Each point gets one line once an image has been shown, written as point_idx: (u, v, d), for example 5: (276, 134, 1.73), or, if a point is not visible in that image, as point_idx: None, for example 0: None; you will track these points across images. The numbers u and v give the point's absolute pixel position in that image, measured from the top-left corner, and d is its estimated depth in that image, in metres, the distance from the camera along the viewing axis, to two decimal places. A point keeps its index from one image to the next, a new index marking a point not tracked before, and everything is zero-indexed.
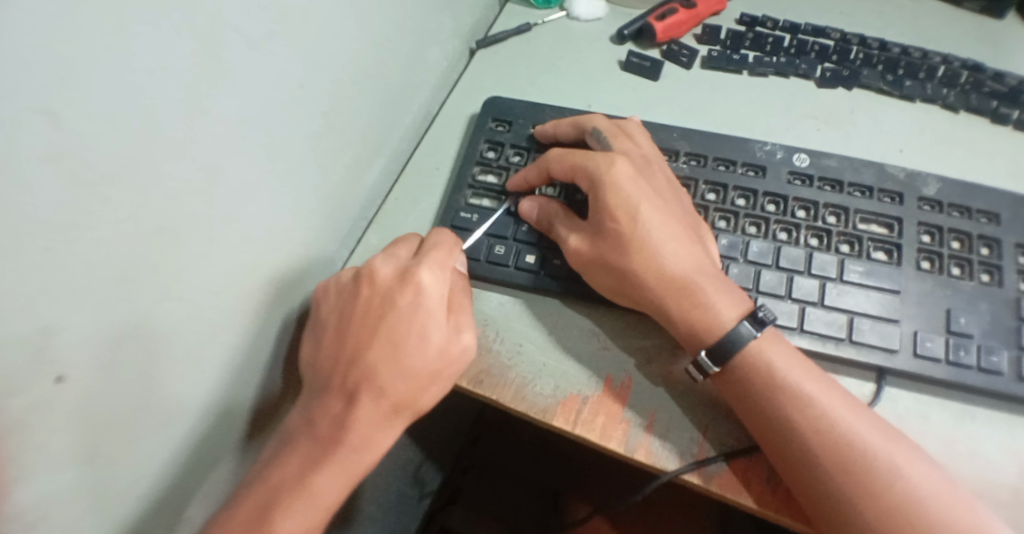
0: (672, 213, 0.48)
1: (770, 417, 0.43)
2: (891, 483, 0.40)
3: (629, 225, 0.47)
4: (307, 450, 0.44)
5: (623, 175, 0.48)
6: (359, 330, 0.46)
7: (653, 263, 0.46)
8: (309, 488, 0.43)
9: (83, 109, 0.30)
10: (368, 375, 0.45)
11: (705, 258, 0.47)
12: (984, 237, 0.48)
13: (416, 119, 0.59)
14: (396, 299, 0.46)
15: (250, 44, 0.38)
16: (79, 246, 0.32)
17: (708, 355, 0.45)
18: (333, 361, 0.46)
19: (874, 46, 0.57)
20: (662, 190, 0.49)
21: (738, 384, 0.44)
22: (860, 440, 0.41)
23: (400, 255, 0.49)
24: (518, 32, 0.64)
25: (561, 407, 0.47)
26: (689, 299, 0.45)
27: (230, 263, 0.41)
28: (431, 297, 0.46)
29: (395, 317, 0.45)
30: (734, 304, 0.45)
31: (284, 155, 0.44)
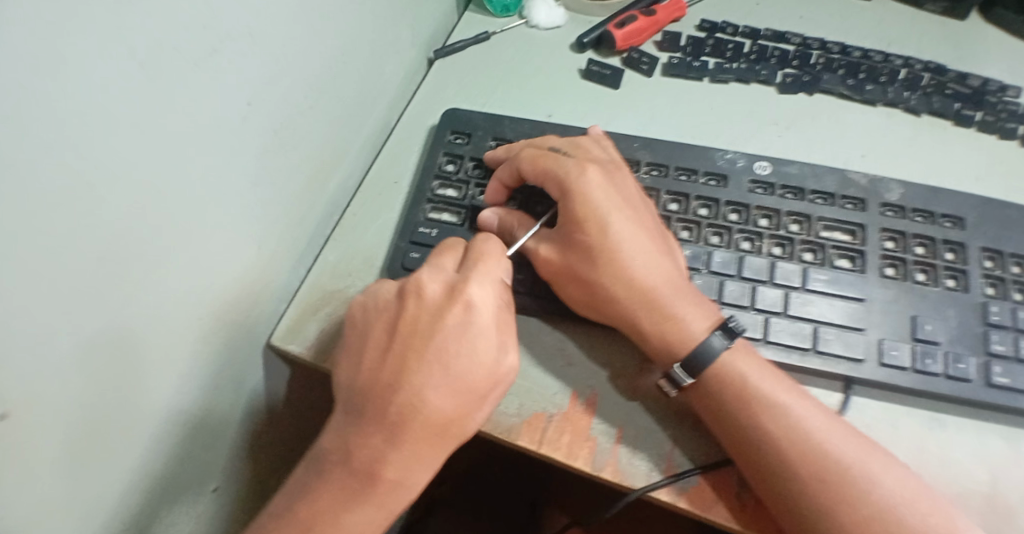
0: (639, 220, 0.46)
1: (743, 431, 0.42)
2: (866, 493, 0.39)
3: (598, 236, 0.45)
4: (342, 483, 0.39)
5: (594, 181, 0.46)
6: (400, 352, 0.40)
7: (622, 273, 0.45)
8: (346, 524, 0.39)
9: (16, 140, 0.28)
10: (416, 401, 0.39)
11: (673, 267, 0.46)
12: (949, 241, 0.47)
13: (373, 132, 0.57)
14: (444, 318, 0.40)
15: (195, 64, 0.37)
16: (11, 283, 0.30)
17: (681, 368, 0.43)
18: (365, 388, 0.40)
19: (835, 51, 0.57)
20: (632, 196, 0.47)
21: (710, 397, 0.43)
22: (834, 450, 0.40)
23: (446, 267, 0.43)
24: (477, 41, 0.63)
25: (526, 426, 0.45)
26: (659, 313, 0.44)
27: (175, 291, 0.39)
28: (484, 311, 0.41)
29: (442, 337, 0.40)
30: (705, 314, 0.45)
31: (233, 176, 0.42)
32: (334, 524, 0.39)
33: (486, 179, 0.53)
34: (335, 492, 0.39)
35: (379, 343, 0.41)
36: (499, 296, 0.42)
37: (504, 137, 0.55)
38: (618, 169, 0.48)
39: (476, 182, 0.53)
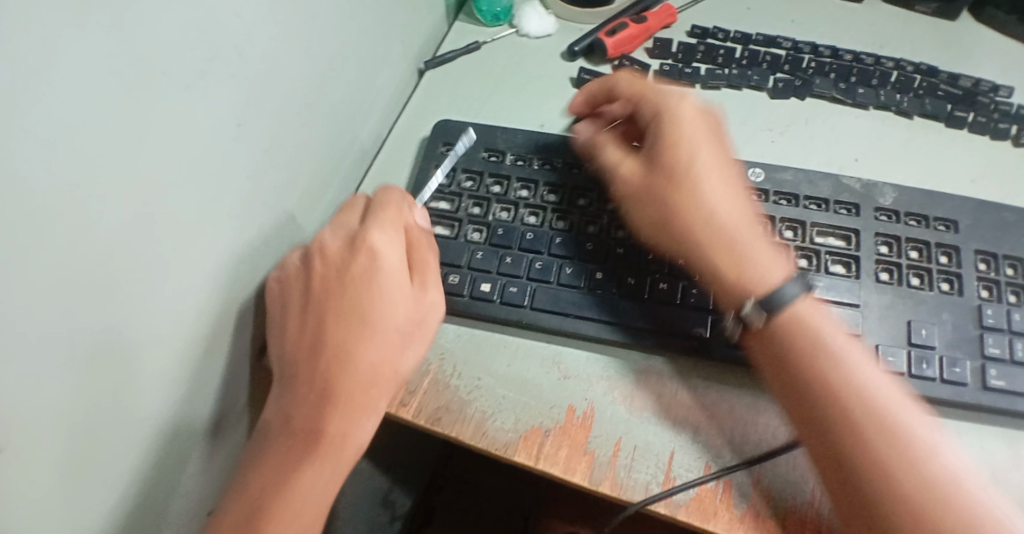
0: (740, 174, 0.49)
1: (801, 379, 0.42)
2: (918, 459, 0.38)
3: (677, 156, 0.48)
4: (285, 450, 0.42)
5: (690, 112, 0.50)
6: (317, 310, 0.45)
7: (703, 193, 0.47)
8: (295, 489, 0.41)
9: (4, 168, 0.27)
10: (340, 353, 0.43)
11: (748, 207, 0.48)
12: (943, 245, 0.47)
13: (365, 145, 0.57)
14: (351, 265, 0.46)
15: (183, 84, 0.36)
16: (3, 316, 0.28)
17: (753, 303, 0.44)
18: (296, 348, 0.44)
19: (826, 55, 0.57)
20: (719, 138, 0.50)
21: (772, 341, 0.43)
22: (891, 412, 0.40)
23: (349, 222, 0.49)
24: (467, 52, 0.63)
25: (523, 441, 0.45)
26: (734, 242, 0.46)
27: (173, 314, 0.38)
28: (388, 258, 0.46)
29: (354, 286, 0.45)
30: (773, 264, 0.45)
31: (227, 195, 0.41)
32: (285, 492, 0.41)
33: (479, 190, 0.53)
34: (284, 457, 0.42)
35: (296, 307, 0.45)
36: (401, 242, 0.48)
37: (497, 147, 0.55)
38: (722, 124, 0.52)
39: (469, 194, 0.53)
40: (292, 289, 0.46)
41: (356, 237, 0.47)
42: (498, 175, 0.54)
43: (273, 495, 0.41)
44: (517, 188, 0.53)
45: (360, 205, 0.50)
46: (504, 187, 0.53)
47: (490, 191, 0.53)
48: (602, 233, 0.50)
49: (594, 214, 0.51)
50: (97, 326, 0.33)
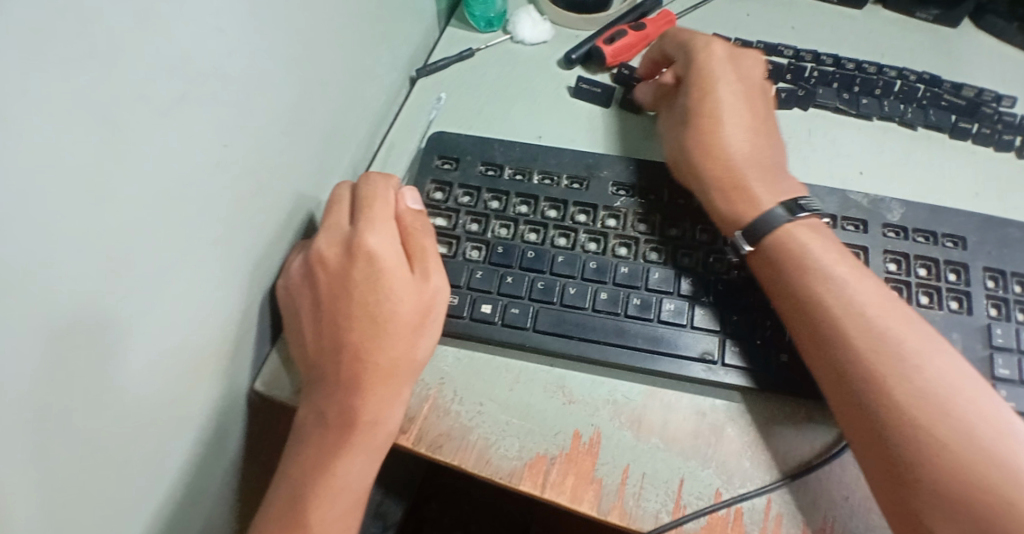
0: (756, 112, 0.50)
1: (825, 343, 0.42)
2: (944, 418, 0.38)
3: (698, 99, 0.50)
4: (321, 439, 0.43)
5: (717, 59, 0.51)
6: (329, 314, 0.45)
7: (713, 133, 0.49)
8: (337, 471, 0.43)
9: None
10: (353, 353, 0.44)
11: (763, 149, 0.49)
12: (952, 262, 0.47)
13: (354, 160, 0.55)
14: (353, 271, 0.45)
15: (161, 110, 0.34)
16: None
17: (742, 235, 0.46)
18: (314, 338, 0.45)
19: (828, 64, 0.56)
20: (750, 86, 0.51)
21: (792, 296, 0.44)
22: (918, 373, 0.39)
23: (342, 224, 0.48)
24: (460, 58, 0.60)
25: (528, 469, 0.44)
26: (732, 180, 0.48)
27: (153, 349, 0.37)
28: (382, 258, 0.45)
29: (360, 289, 0.45)
30: (781, 188, 0.48)
31: (211, 221, 0.40)
32: (330, 474, 0.43)
33: (477, 206, 0.51)
34: (321, 441, 0.43)
35: (308, 307, 0.46)
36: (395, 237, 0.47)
37: (494, 161, 0.53)
38: (752, 71, 0.52)
39: (467, 210, 0.51)
40: (298, 295, 0.46)
41: (349, 240, 0.46)
42: (497, 190, 0.52)
43: (317, 482, 0.43)
44: (517, 204, 0.51)
45: (347, 199, 0.49)
46: (502, 202, 0.51)
47: (488, 206, 0.51)
48: (603, 250, 0.49)
49: (595, 229, 0.49)
50: (62, 381, 0.32)
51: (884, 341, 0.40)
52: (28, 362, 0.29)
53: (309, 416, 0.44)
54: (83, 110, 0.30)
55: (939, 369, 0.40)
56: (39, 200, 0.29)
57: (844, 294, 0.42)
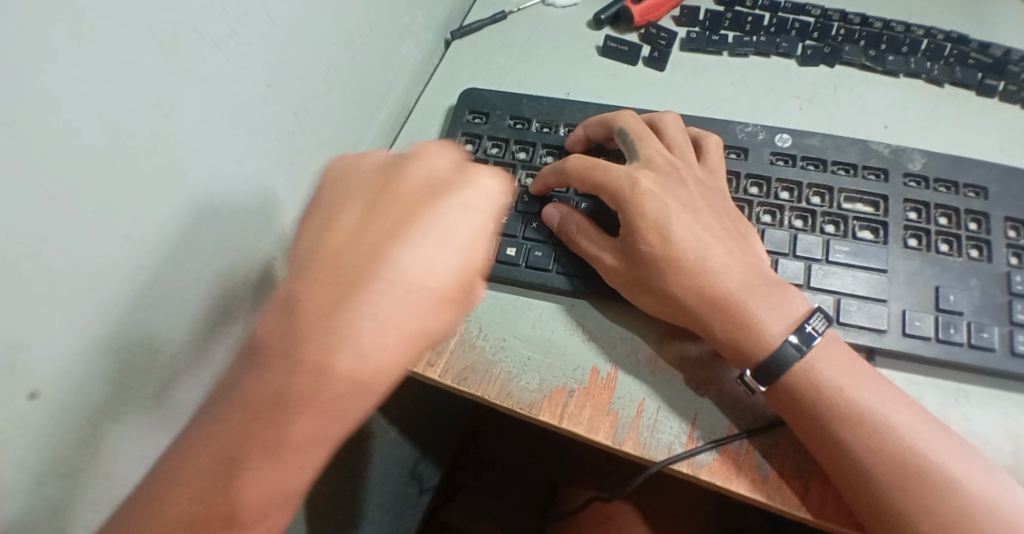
0: (703, 194, 0.48)
1: (825, 437, 0.41)
2: (945, 498, 0.39)
3: (642, 215, 0.46)
4: (284, 386, 0.36)
5: (648, 192, 0.46)
6: (376, 232, 0.39)
7: (693, 280, 0.44)
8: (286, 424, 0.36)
9: (39, 119, 0.30)
10: (388, 283, 0.37)
11: (750, 266, 0.45)
12: (972, 212, 0.48)
13: (391, 115, 0.58)
14: (451, 191, 0.40)
15: (212, 43, 0.38)
16: (44, 259, 0.32)
17: (753, 376, 0.43)
18: (326, 263, 0.38)
19: (856, 22, 0.57)
20: (693, 201, 0.47)
21: (791, 397, 0.42)
22: (917, 453, 0.40)
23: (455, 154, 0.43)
24: (494, 21, 0.63)
25: (547, 401, 0.46)
26: (733, 319, 0.44)
27: (201, 267, 0.41)
28: (488, 206, 0.40)
29: (443, 215, 0.39)
30: (788, 309, 0.43)
31: (255, 154, 0.43)
32: (277, 429, 0.36)
33: (505, 156, 0.54)
34: (278, 390, 0.36)
35: (364, 221, 0.40)
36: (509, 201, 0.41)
37: (522, 115, 0.55)
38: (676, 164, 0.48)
39: (496, 160, 0.53)
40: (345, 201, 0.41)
41: (465, 167, 0.42)
42: (524, 142, 0.54)
43: (257, 435, 0.36)
44: (543, 155, 0.53)
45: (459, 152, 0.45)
46: (529, 153, 0.54)
47: (516, 157, 0.53)
48: None
49: None
50: (119, 279, 0.36)
51: (882, 425, 0.41)
52: (87, 254, 0.33)
53: (270, 355, 0.37)
54: (143, 40, 0.34)
55: (885, 403, 0.41)
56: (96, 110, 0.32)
57: (837, 383, 0.42)
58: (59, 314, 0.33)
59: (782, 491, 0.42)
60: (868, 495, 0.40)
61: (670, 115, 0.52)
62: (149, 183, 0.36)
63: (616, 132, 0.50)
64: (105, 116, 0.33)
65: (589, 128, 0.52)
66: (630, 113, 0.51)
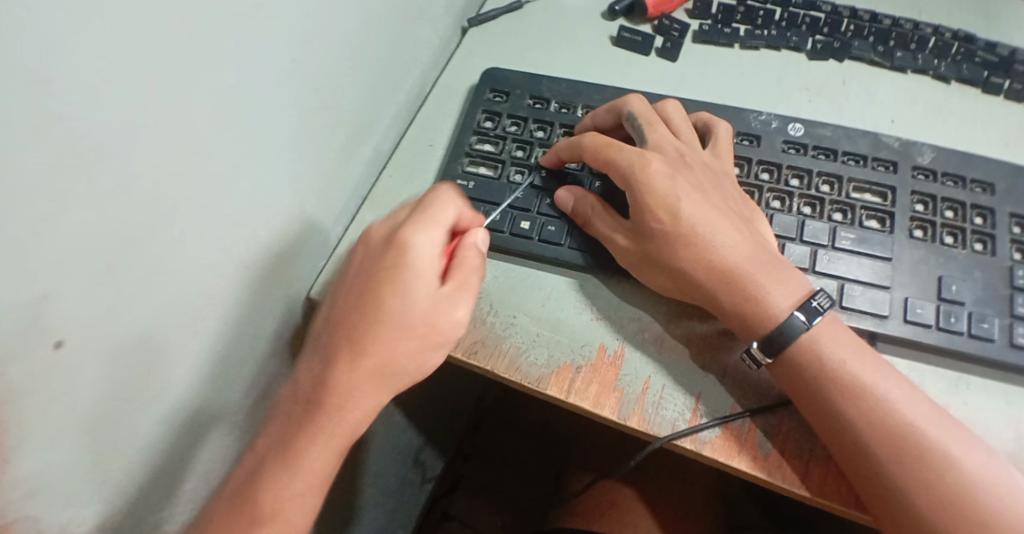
0: (709, 176, 0.49)
1: (828, 413, 0.42)
2: (944, 473, 0.40)
3: (650, 193, 0.47)
4: (290, 420, 0.42)
5: (658, 173, 0.47)
6: (351, 289, 0.44)
7: (702, 256, 0.45)
8: (295, 458, 0.41)
9: (76, 78, 0.31)
10: (356, 347, 0.42)
11: (756, 244, 0.46)
12: (978, 206, 0.49)
13: (408, 97, 0.59)
14: (382, 260, 0.44)
15: (240, 15, 0.39)
16: (73, 214, 0.32)
17: (760, 347, 0.44)
18: (316, 338, 0.44)
19: (866, 19, 0.59)
20: (700, 182, 0.48)
21: (796, 374, 0.43)
22: (918, 429, 0.41)
23: (403, 212, 0.47)
24: (510, 9, 0.64)
25: (555, 376, 0.47)
26: (740, 292, 0.45)
27: (222, 238, 0.42)
28: (422, 256, 0.43)
29: (365, 281, 0.44)
30: (792, 285, 0.45)
31: (276, 126, 0.44)
32: (289, 466, 0.41)
33: (523, 134, 0.55)
34: (291, 420, 0.42)
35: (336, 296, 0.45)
36: (440, 238, 0.44)
37: (542, 95, 0.56)
38: (684, 148, 0.50)
39: (514, 138, 0.55)
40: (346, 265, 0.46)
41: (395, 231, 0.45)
42: (543, 121, 0.55)
43: (277, 457, 0.42)
44: (559, 135, 0.55)
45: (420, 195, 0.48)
46: (546, 132, 0.55)
47: (534, 135, 0.55)
48: None
49: None
50: (142, 237, 0.36)
51: (884, 403, 0.41)
52: (113, 213, 0.34)
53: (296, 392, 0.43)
54: (176, 9, 0.35)
55: (886, 378, 0.42)
56: (130, 74, 0.33)
57: (839, 361, 0.43)
58: (84, 269, 0.34)
59: (782, 469, 0.43)
60: (869, 469, 0.41)
61: (674, 101, 0.54)
62: (174, 148, 0.37)
63: (624, 116, 0.52)
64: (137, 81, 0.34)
65: (596, 118, 0.53)
66: (637, 98, 0.52)
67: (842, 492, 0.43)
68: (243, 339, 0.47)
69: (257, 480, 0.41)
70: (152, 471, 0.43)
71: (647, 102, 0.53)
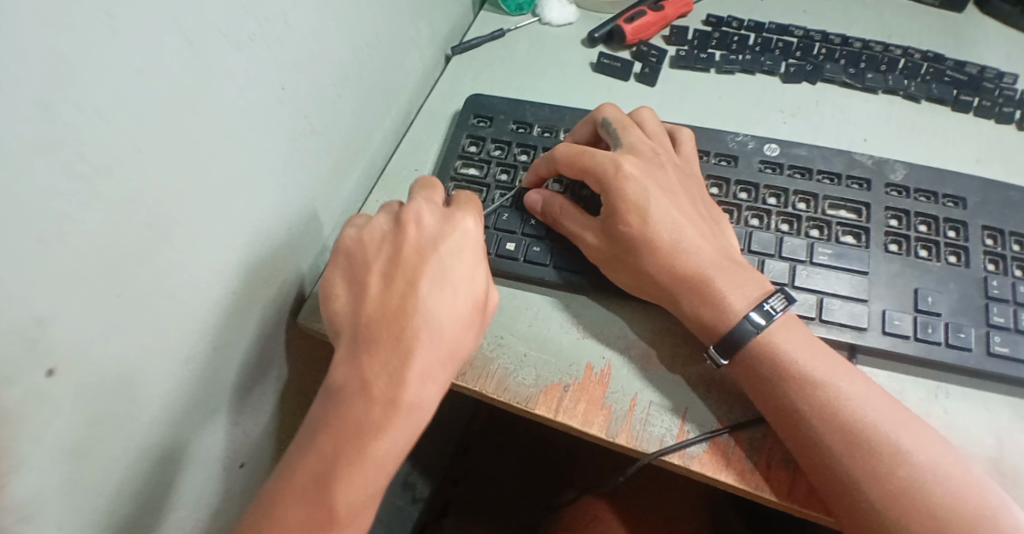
0: (679, 179, 0.50)
1: (788, 409, 0.43)
2: (897, 468, 0.40)
3: (620, 196, 0.48)
4: (361, 410, 0.41)
5: (632, 175, 0.49)
6: (404, 272, 0.45)
7: (667, 258, 0.47)
8: (371, 449, 0.41)
9: (76, 106, 0.32)
10: (433, 326, 0.43)
11: (719, 247, 0.47)
12: (952, 220, 0.51)
13: (394, 123, 0.60)
14: (446, 240, 0.46)
15: (234, 45, 0.40)
16: (72, 240, 0.33)
17: (716, 349, 0.45)
18: (365, 334, 0.43)
19: (837, 42, 0.61)
20: (671, 185, 0.49)
21: (756, 372, 0.44)
22: (873, 425, 0.42)
23: (433, 202, 0.49)
24: (493, 38, 0.66)
25: (543, 395, 0.47)
26: (701, 294, 0.46)
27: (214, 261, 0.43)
28: (479, 240, 0.47)
29: (433, 264, 0.45)
30: (753, 284, 0.46)
31: (267, 152, 0.45)
32: (364, 457, 0.41)
33: (507, 158, 0.56)
34: (354, 416, 0.41)
35: (378, 287, 0.44)
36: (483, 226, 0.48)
37: (525, 120, 0.58)
38: (662, 150, 0.51)
39: (498, 162, 0.56)
40: (372, 252, 0.46)
41: (448, 216, 0.47)
42: (526, 145, 0.56)
43: (345, 451, 0.41)
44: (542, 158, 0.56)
45: (432, 189, 0.50)
46: (530, 156, 0.56)
47: (518, 159, 0.56)
48: None
49: None
50: (137, 261, 0.37)
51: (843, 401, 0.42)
52: (107, 238, 0.35)
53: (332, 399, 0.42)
54: (172, 40, 0.36)
55: (840, 373, 0.43)
56: (127, 103, 0.34)
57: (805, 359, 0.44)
58: (83, 292, 0.34)
59: (766, 482, 0.44)
60: (828, 467, 0.41)
61: (650, 110, 0.55)
62: (168, 175, 0.38)
63: (599, 123, 0.53)
64: (134, 110, 0.35)
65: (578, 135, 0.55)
66: (612, 106, 0.54)
67: (806, 491, 0.44)
68: (233, 364, 0.48)
69: (304, 498, 0.40)
70: (143, 496, 0.43)
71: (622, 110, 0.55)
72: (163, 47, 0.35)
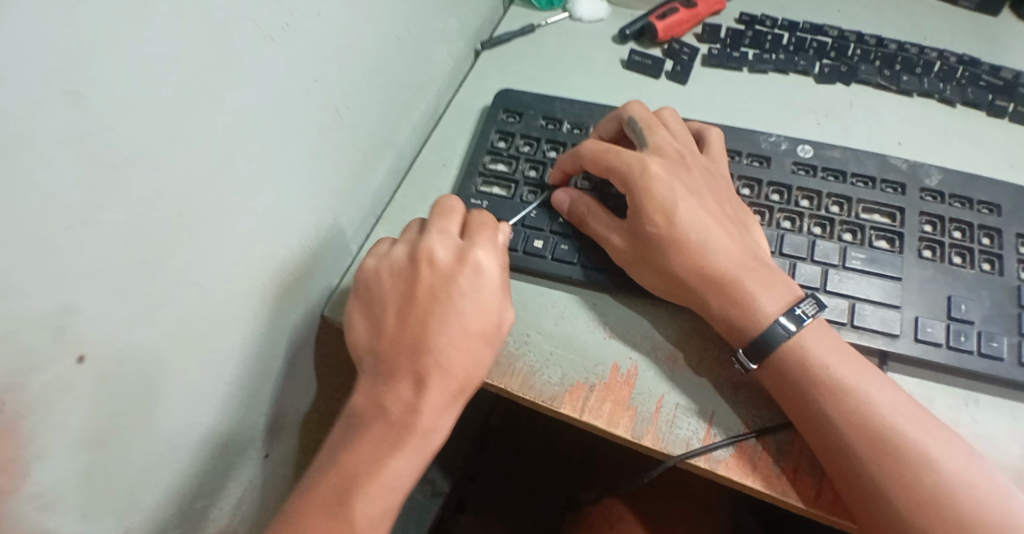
0: (706, 180, 0.50)
1: (818, 416, 0.43)
2: (926, 476, 0.40)
3: (647, 198, 0.48)
4: (380, 434, 0.42)
5: (657, 177, 0.48)
6: (417, 313, 0.44)
7: (694, 260, 0.46)
8: (385, 471, 0.41)
9: (106, 94, 0.31)
10: (443, 365, 0.43)
11: (747, 249, 0.47)
12: (986, 227, 0.50)
13: (422, 117, 0.60)
14: (458, 279, 0.45)
15: (265, 35, 0.40)
16: (100, 227, 0.33)
17: (745, 353, 0.45)
18: (381, 365, 0.44)
19: (871, 43, 0.60)
20: (698, 187, 0.49)
21: (787, 378, 0.44)
22: (902, 433, 0.41)
23: (451, 232, 0.48)
24: (522, 33, 0.66)
25: (569, 395, 0.47)
26: (729, 297, 0.46)
27: (240, 252, 0.42)
28: (494, 275, 0.46)
29: (445, 302, 0.44)
30: (781, 288, 0.46)
31: (296, 144, 0.45)
32: (382, 474, 0.41)
33: (536, 155, 0.56)
34: (372, 437, 0.42)
35: (393, 321, 0.45)
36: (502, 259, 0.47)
37: (554, 116, 0.57)
38: (682, 155, 0.51)
39: (527, 158, 0.56)
40: (390, 285, 0.46)
41: (463, 250, 0.46)
42: (556, 141, 0.56)
43: (362, 463, 0.41)
44: None
45: (454, 211, 0.49)
46: (559, 152, 0.56)
47: (546, 155, 0.56)
48: None
49: None
50: (162, 250, 0.37)
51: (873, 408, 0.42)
52: (133, 227, 0.35)
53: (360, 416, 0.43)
54: (205, 30, 0.35)
55: (869, 380, 0.43)
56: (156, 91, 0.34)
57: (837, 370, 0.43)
58: (108, 281, 0.34)
59: (792, 488, 0.43)
60: (857, 476, 0.41)
61: (670, 111, 0.55)
62: (197, 166, 0.37)
63: (624, 122, 0.53)
64: (164, 99, 0.34)
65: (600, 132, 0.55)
66: (637, 104, 0.53)
67: (833, 498, 0.43)
68: (258, 357, 0.48)
69: (321, 508, 0.39)
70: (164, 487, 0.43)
71: (647, 108, 0.54)
72: (196, 37, 0.35)
